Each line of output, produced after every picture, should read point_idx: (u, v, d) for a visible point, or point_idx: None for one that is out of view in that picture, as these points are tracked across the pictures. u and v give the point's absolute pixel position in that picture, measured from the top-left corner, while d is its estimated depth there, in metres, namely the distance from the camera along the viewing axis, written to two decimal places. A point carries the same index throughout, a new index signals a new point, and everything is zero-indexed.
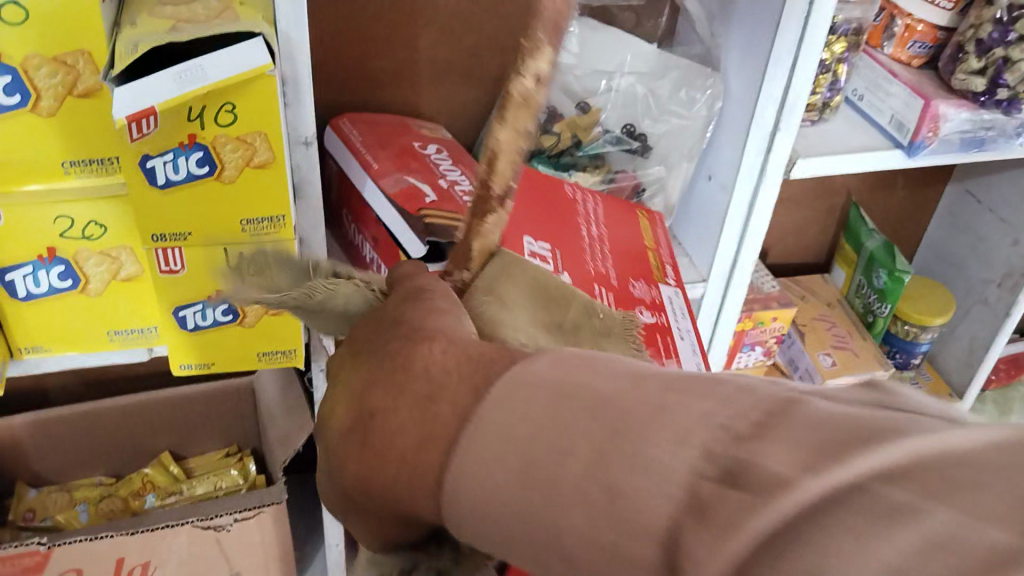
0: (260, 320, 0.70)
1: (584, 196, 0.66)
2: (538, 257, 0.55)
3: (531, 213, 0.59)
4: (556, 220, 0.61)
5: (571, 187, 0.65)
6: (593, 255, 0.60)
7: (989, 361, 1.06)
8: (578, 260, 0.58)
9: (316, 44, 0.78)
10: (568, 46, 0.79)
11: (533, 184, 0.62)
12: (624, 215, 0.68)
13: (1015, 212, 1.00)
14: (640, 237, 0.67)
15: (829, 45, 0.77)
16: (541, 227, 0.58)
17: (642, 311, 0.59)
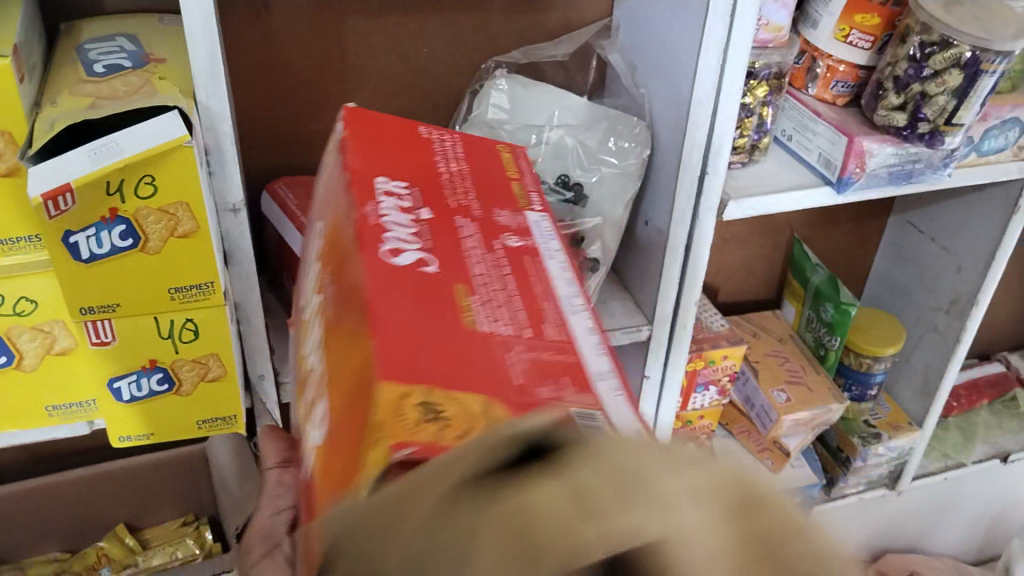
0: (197, 388, 0.70)
1: (438, 136, 0.54)
2: (388, 193, 0.46)
3: (375, 153, 0.49)
4: (406, 157, 0.50)
5: (420, 128, 0.54)
6: (455, 186, 0.49)
7: (945, 389, 1.06)
8: (436, 193, 0.47)
9: (250, 109, 0.79)
10: (498, 101, 0.81)
11: (374, 129, 0.52)
12: (484, 151, 0.55)
13: (955, 241, 1.02)
14: (502, 168, 0.53)
15: (751, 89, 0.79)
16: (386, 164, 0.49)
17: (516, 236, 0.46)
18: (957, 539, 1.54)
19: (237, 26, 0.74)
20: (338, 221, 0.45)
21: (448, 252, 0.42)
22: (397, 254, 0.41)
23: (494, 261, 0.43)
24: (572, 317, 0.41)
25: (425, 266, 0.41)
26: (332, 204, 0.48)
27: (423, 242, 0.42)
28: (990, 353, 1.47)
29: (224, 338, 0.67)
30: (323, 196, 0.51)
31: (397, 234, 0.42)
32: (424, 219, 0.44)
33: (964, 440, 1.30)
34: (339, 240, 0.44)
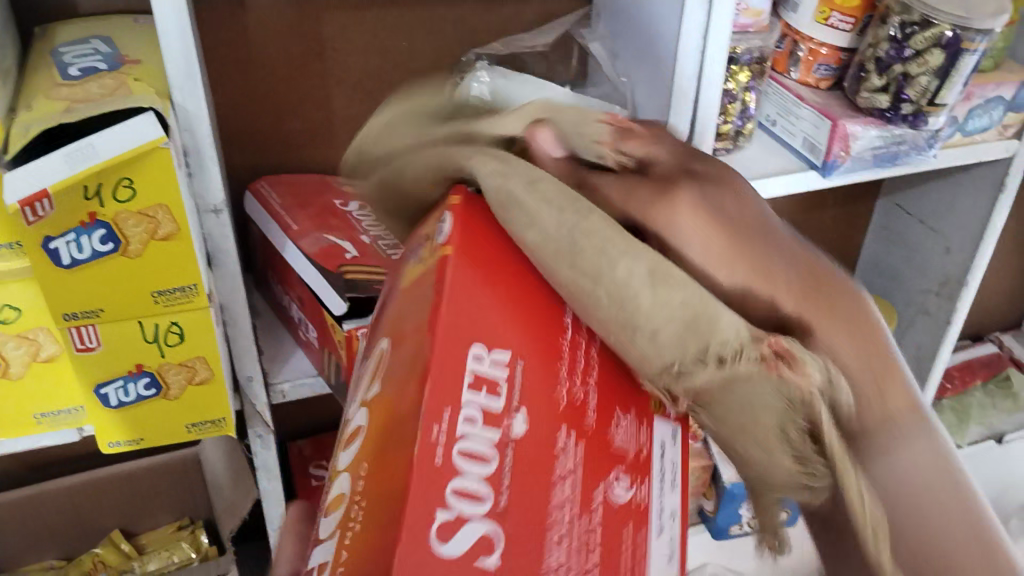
0: (185, 391, 0.70)
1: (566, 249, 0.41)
2: (477, 380, 0.34)
3: (482, 292, 0.36)
4: (517, 306, 0.37)
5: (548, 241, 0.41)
6: (566, 379, 0.37)
7: (937, 372, 1.06)
8: (534, 394, 0.36)
9: (231, 108, 0.79)
10: (480, 94, 0.80)
11: (486, 240, 0.39)
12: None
13: (944, 222, 1.02)
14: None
15: (732, 75, 0.78)
16: (490, 321, 0.36)
17: (618, 483, 0.39)
18: None
19: (215, 25, 0.74)
20: (404, 393, 0.33)
21: (524, 525, 0.33)
22: (454, 526, 0.31)
23: (565, 534, 0.34)
24: None
25: (486, 552, 0.31)
26: (408, 341, 0.36)
27: (497, 494, 0.32)
28: (982, 334, 1.47)
29: (209, 341, 0.67)
30: (403, 304, 0.39)
31: (470, 480, 0.32)
32: (509, 446, 0.34)
33: (958, 421, 1.30)
34: (395, 425, 0.33)
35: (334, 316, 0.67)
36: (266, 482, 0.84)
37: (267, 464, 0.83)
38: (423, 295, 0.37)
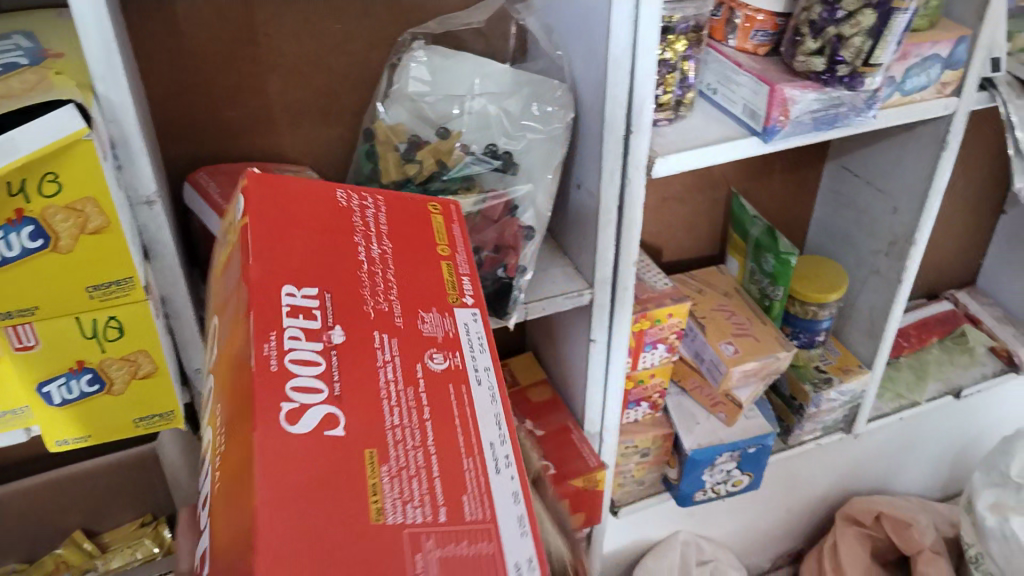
0: (129, 385, 0.69)
1: (358, 201, 0.52)
2: (295, 311, 0.44)
3: (293, 247, 0.47)
4: (323, 247, 0.48)
5: (339, 195, 0.51)
6: (382, 296, 0.48)
7: (890, 330, 1.08)
8: (344, 309, 0.46)
9: (164, 99, 0.77)
10: (418, 74, 0.81)
11: (280, 203, 0.48)
12: (414, 218, 0.54)
13: (889, 182, 1.03)
14: (432, 242, 0.53)
15: (670, 45, 0.78)
16: (296, 263, 0.46)
17: (435, 357, 0.46)
18: (922, 476, 1.57)
19: (141, 16, 0.73)
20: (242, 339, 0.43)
21: (357, 399, 0.42)
22: (297, 415, 0.40)
23: (379, 395, 0.43)
24: (494, 476, 0.43)
25: (330, 424, 0.40)
26: (236, 299, 0.45)
27: (330, 385, 0.42)
28: (938, 292, 1.49)
29: (150, 333, 0.66)
30: (228, 282, 0.48)
31: (303, 380, 0.41)
32: (324, 349, 0.43)
33: (916, 379, 1.32)
34: (240, 364, 0.42)
35: None
36: None
37: None
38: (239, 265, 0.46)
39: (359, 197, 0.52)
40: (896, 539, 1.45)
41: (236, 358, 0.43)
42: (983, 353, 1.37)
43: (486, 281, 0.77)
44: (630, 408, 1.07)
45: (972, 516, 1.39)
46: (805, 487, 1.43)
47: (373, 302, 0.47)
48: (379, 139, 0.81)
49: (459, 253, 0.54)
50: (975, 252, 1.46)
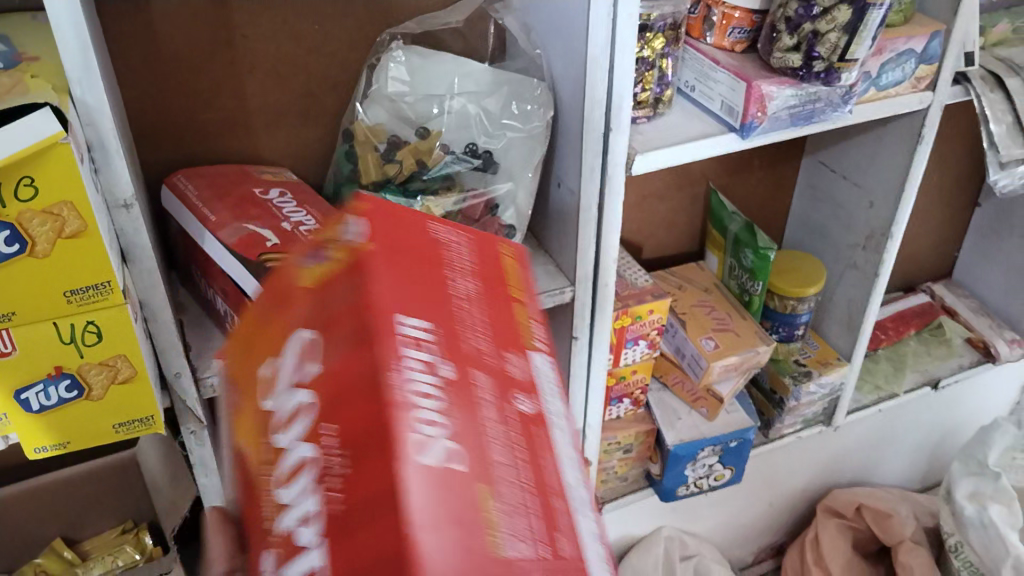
0: (108, 391, 0.68)
1: (458, 236, 0.39)
2: (418, 347, 0.30)
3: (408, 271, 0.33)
4: (407, 236, 0.36)
5: (442, 227, 0.38)
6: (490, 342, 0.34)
7: (868, 322, 1.09)
8: (463, 349, 0.32)
9: (140, 102, 0.77)
10: (397, 74, 0.80)
11: (401, 221, 0.36)
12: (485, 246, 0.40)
13: (865, 176, 1.04)
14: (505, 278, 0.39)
15: (647, 42, 0.78)
16: (391, 252, 0.34)
17: (524, 380, 0.34)
18: (902, 467, 1.59)
19: (115, 18, 0.72)
20: (363, 368, 0.29)
21: (474, 428, 0.30)
22: (423, 445, 0.27)
23: (513, 446, 0.31)
24: (580, 519, 0.33)
25: (453, 459, 0.28)
26: (344, 318, 0.31)
27: (450, 407, 0.29)
28: (914, 284, 1.51)
29: (129, 338, 0.66)
30: (316, 299, 0.33)
31: (427, 399, 0.29)
32: (461, 402, 0.30)
33: (894, 371, 1.34)
34: (362, 401, 0.28)
35: None
36: (202, 478, 0.81)
37: (199, 459, 0.80)
38: (348, 281, 0.32)
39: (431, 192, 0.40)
40: (877, 530, 1.47)
41: (346, 394, 0.29)
42: (959, 344, 1.39)
43: None
44: (613, 404, 1.07)
45: (951, 505, 1.40)
46: (787, 480, 1.44)
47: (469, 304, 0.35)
48: (358, 140, 0.81)
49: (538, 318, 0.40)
50: (949, 245, 1.48)
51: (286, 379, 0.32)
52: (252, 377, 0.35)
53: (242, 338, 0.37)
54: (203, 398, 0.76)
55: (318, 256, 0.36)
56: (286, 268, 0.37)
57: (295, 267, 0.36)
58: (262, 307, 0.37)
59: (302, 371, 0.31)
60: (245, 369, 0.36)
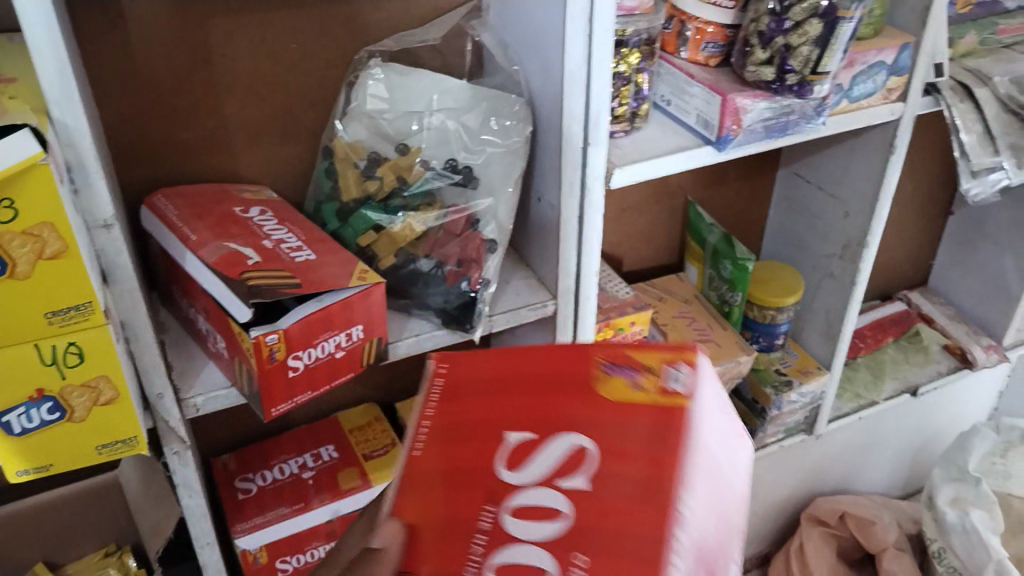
0: (91, 413, 0.68)
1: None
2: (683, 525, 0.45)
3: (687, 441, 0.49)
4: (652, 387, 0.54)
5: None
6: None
7: (846, 330, 1.11)
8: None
9: (120, 122, 0.77)
10: (376, 91, 0.82)
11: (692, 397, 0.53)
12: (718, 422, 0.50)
13: (840, 186, 1.05)
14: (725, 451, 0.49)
15: (623, 58, 0.79)
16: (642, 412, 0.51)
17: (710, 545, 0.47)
18: (884, 474, 1.60)
19: (94, 39, 0.72)
20: (645, 519, 0.44)
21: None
22: None
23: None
24: None
25: None
26: (638, 464, 0.46)
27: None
28: (891, 293, 1.53)
29: (112, 359, 0.65)
30: (605, 422, 0.49)
31: None
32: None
33: (873, 378, 1.35)
34: (639, 539, 0.43)
35: (239, 324, 0.66)
36: (186, 498, 0.81)
37: (182, 481, 0.79)
38: (650, 428, 0.48)
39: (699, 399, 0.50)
40: (860, 538, 1.48)
41: (625, 529, 0.44)
42: (937, 351, 1.41)
43: (452, 295, 0.77)
44: None
45: (932, 512, 1.41)
46: (771, 489, 1.44)
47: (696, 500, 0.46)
48: (338, 157, 0.81)
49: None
50: (924, 254, 1.50)
51: (549, 466, 0.48)
52: (494, 427, 0.52)
53: (486, 370, 0.56)
54: (187, 418, 0.76)
55: (632, 376, 0.52)
56: (581, 358, 0.54)
57: (597, 371, 0.53)
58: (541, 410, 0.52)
59: (563, 475, 0.48)
60: (486, 408, 0.53)
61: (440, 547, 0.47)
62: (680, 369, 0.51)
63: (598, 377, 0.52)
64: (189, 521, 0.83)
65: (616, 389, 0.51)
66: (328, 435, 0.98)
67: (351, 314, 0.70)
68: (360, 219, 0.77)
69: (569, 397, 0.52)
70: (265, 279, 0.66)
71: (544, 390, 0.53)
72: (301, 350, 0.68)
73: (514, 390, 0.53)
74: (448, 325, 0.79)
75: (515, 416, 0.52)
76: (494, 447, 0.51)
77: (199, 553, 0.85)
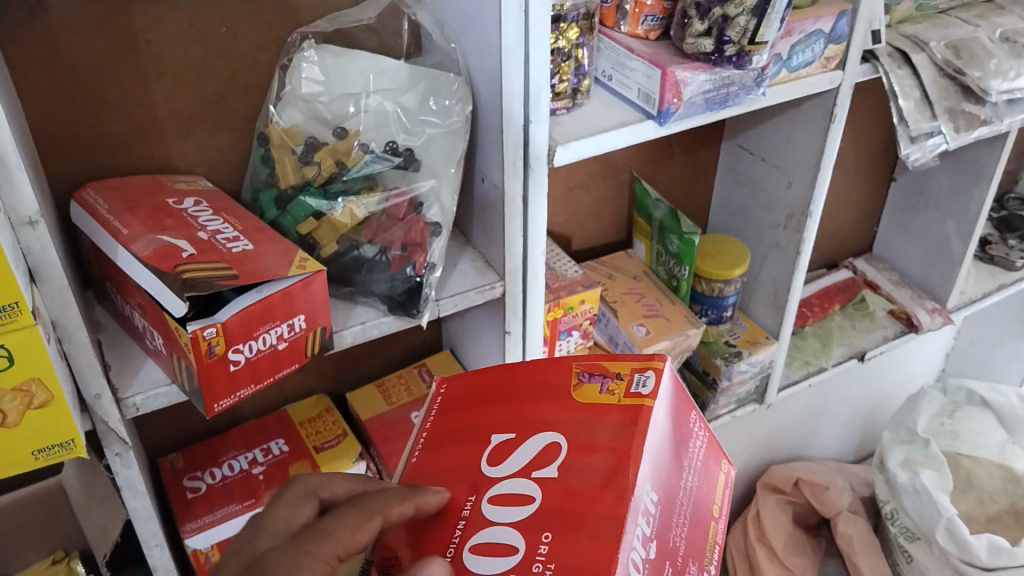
0: (24, 418, 0.64)
1: (698, 428, 0.56)
2: (644, 509, 0.47)
3: (659, 435, 0.50)
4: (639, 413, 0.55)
5: (693, 415, 0.56)
6: (681, 495, 0.52)
7: (793, 299, 1.12)
8: (665, 529, 0.49)
9: (42, 114, 0.74)
10: (311, 74, 0.80)
11: (674, 396, 0.53)
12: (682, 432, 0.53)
13: (783, 156, 1.06)
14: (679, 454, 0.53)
15: (562, 32, 0.78)
16: None
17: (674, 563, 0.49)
18: (837, 439, 1.63)
19: (12, 28, 0.69)
20: (602, 500, 0.46)
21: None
22: None
23: None
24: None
25: None
26: (603, 455, 0.48)
27: None
28: (837, 261, 1.55)
29: (44, 361, 0.62)
30: (577, 420, 0.51)
31: None
32: (651, 564, 0.46)
33: (822, 346, 1.37)
34: (594, 519, 0.45)
35: (177, 319, 0.64)
36: (131, 499, 0.78)
37: (126, 482, 0.77)
38: (614, 427, 0.50)
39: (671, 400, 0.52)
40: (815, 504, 1.50)
41: (584, 511, 0.46)
42: (883, 316, 1.43)
43: (397, 282, 0.76)
44: (562, 339, 1.00)
45: (885, 474, 1.44)
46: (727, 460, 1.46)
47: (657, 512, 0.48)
48: (274, 143, 0.79)
49: (724, 490, 0.57)
50: (867, 221, 1.53)
51: (525, 460, 0.51)
52: (479, 432, 0.54)
53: (477, 380, 0.58)
54: (126, 418, 0.73)
55: (602, 379, 0.53)
56: (557, 365, 0.55)
57: (572, 377, 0.54)
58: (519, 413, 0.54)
59: (536, 467, 0.50)
60: (473, 416, 0.56)
61: (428, 535, 0.51)
62: (647, 371, 0.52)
63: (572, 383, 0.54)
64: (136, 523, 0.80)
65: (589, 391, 0.53)
66: (278, 429, 0.97)
67: (292, 305, 0.68)
68: (298, 206, 0.75)
69: (546, 400, 0.54)
70: (200, 272, 0.63)
71: (524, 394, 0.55)
72: (242, 343, 0.66)
73: (497, 398, 0.56)
74: (396, 311, 0.78)
75: (500, 418, 0.54)
76: (479, 447, 0.53)
77: (148, 555, 0.83)
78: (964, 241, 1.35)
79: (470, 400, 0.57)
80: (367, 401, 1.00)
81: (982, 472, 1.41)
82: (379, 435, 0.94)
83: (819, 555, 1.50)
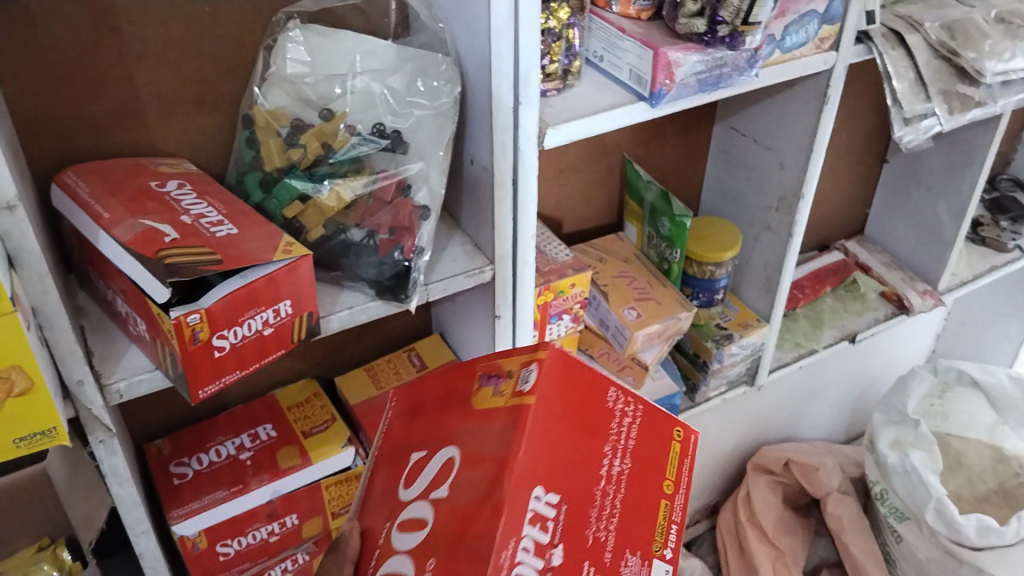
0: (5, 406, 0.63)
1: (621, 403, 0.53)
2: (535, 517, 0.45)
3: (550, 433, 0.48)
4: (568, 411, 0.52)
5: (609, 392, 0.53)
6: (599, 485, 0.50)
7: (785, 282, 1.11)
8: (576, 527, 0.48)
9: (20, 96, 0.72)
10: (296, 55, 0.78)
11: (568, 381, 0.50)
12: (593, 422, 0.51)
13: (775, 138, 1.05)
14: (600, 447, 0.51)
15: (553, 12, 0.76)
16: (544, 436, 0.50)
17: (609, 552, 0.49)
18: (826, 420, 1.63)
19: None
20: (481, 515, 0.45)
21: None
22: None
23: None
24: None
25: None
26: (487, 466, 0.47)
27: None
28: (829, 243, 1.55)
29: (25, 347, 0.61)
30: (472, 429, 0.50)
31: None
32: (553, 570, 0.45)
33: (813, 328, 1.37)
34: (474, 537, 0.44)
35: (160, 305, 0.63)
36: (116, 487, 0.77)
37: (110, 470, 0.76)
38: (500, 434, 0.48)
39: (556, 388, 0.49)
40: (805, 484, 1.50)
41: (465, 530, 0.45)
42: (874, 298, 1.43)
43: (385, 266, 0.74)
44: (552, 323, 0.99)
45: (875, 455, 1.44)
46: (718, 441, 1.46)
47: (569, 515, 0.47)
48: (259, 125, 0.78)
49: (676, 458, 0.55)
50: (859, 203, 1.52)
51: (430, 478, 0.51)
52: (404, 453, 0.56)
53: (411, 398, 0.59)
54: (110, 404, 0.72)
55: (497, 381, 0.51)
56: (464, 374, 0.54)
57: (474, 384, 0.53)
58: (434, 426, 0.54)
59: (437, 485, 0.49)
60: (403, 434, 0.57)
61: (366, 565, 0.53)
62: (531, 366, 0.50)
63: (473, 389, 0.52)
64: (121, 509, 0.79)
65: (485, 395, 0.51)
66: (266, 414, 0.96)
67: (277, 290, 0.67)
68: (284, 189, 0.74)
69: (454, 411, 0.53)
70: (183, 257, 0.62)
71: (437, 406, 0.55)
72: (226, 329, 0.65)
73: (421, 413, 0.56)
74: (383, 296, 0.77)
75: (419, 437, 0.55)
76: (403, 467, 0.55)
77: (135, 542, 0.82)
78: (956, 222, 1.35)
79: (406, 418, 0.58)
80: (356, 385, 0.99)
81: (971, 454, 1.41)
82: (367, 419, 0.93)
83: (809, 534, 1.51)
